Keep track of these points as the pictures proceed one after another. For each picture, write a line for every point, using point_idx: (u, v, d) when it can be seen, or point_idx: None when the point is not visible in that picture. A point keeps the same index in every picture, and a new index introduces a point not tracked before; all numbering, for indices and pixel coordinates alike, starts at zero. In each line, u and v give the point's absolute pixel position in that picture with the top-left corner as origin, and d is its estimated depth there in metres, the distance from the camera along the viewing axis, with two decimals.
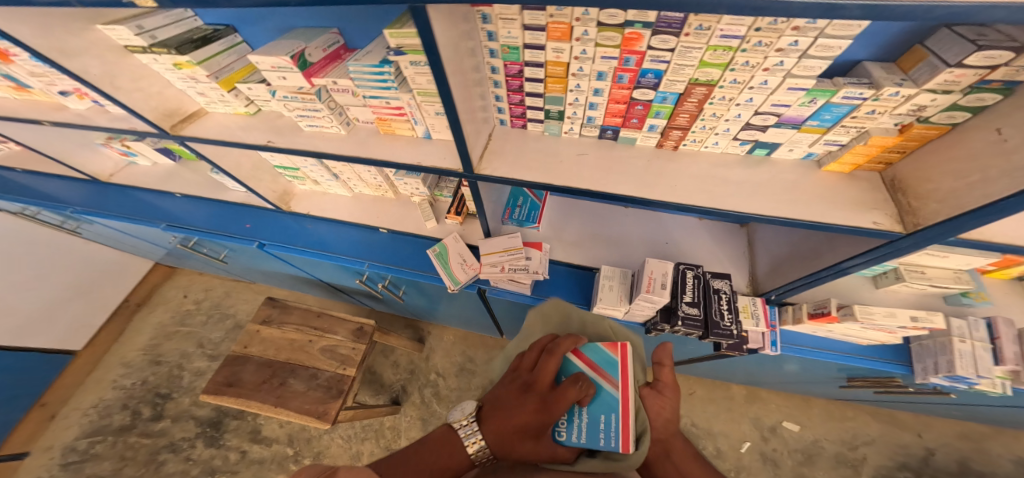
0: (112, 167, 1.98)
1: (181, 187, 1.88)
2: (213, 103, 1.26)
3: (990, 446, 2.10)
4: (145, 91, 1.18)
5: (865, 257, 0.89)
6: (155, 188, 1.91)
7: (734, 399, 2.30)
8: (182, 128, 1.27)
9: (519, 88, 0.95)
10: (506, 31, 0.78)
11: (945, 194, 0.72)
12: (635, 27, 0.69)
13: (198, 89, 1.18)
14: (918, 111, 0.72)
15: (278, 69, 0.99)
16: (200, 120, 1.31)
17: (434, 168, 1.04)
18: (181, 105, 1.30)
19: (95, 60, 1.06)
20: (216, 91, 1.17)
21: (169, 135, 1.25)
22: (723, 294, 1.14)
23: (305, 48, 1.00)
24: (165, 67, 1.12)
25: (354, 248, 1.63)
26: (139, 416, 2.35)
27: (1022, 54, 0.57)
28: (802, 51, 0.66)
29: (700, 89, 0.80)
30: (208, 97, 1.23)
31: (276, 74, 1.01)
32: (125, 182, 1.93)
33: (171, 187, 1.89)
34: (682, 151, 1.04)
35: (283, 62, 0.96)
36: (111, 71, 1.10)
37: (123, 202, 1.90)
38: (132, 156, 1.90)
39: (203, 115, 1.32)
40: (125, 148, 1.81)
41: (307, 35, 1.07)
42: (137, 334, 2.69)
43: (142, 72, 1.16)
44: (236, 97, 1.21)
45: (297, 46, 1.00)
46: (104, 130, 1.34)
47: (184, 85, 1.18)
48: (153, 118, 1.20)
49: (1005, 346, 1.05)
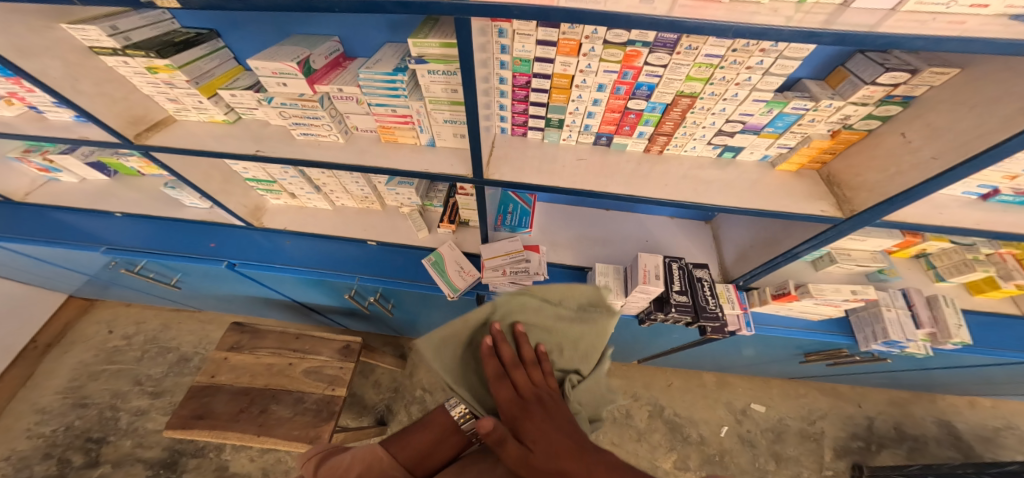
0: (27, 186, 1.75)
1: (121, 206, 1.69)
2: (183, 110, 1.18)
3: (915, 410, 2.46)
4: (109, 96, 1.07)
5: (811, 242, 1.08)
6: (85, 208, 1.69)
7: (707, 386, 2.51)
8: (148, 137, 1.15)
9: (524, 98, 1.09)
10: (521, 45, 0.93)
11: (872, 185, 0.91)
12: (636, 46, 0.86)
13: (171, 96, 1.11)
14: (845, 119, 0.92)
15: (278, 75, 0.97)
16: (169, 129, 1.21)
17: (442, 175, 1.08)
18: (148, 112, 1.19)
19: (57, 61, 0.95)
20: (193, 97, 1.10)
21: (133, 145, 1.13)
22: (705, 281, 1.34)
23: (311, 55, 0.99)
24: (135, 71, 1.03)
25: (340, 263, 1.57)
26: (69, 464, 2.06)
27: (915, 75, 0.76)
28: (765, 69, 0.85)
29: (685, 100, 0.98)
30: (179, 104, 1.16)
31: (275, 81, 0.99)
32: (41, 201, 1.70)
33: (109, 207, 1.69)
34: (666, 155, 1.20)
35: (289, 68, 0.94)
36: (73, 74, 0.99)
37: (39, 225, 1.65)
38: (54, 172, 1.69)
39: (172, 124, 1.23)
40: (46, 163, 1.61)
41: (309, 42, 1.06)
42: (53, 376, 2.33)
43: (109, 77, 1.06)
44: (216, 104, 1.13)
45: (301, 52, 0.98)
46: (36, 140, 1.19)
47: (154, 91, 1.10)
48: (116, 125, 1.07)
49: (920, 311, 1.28)
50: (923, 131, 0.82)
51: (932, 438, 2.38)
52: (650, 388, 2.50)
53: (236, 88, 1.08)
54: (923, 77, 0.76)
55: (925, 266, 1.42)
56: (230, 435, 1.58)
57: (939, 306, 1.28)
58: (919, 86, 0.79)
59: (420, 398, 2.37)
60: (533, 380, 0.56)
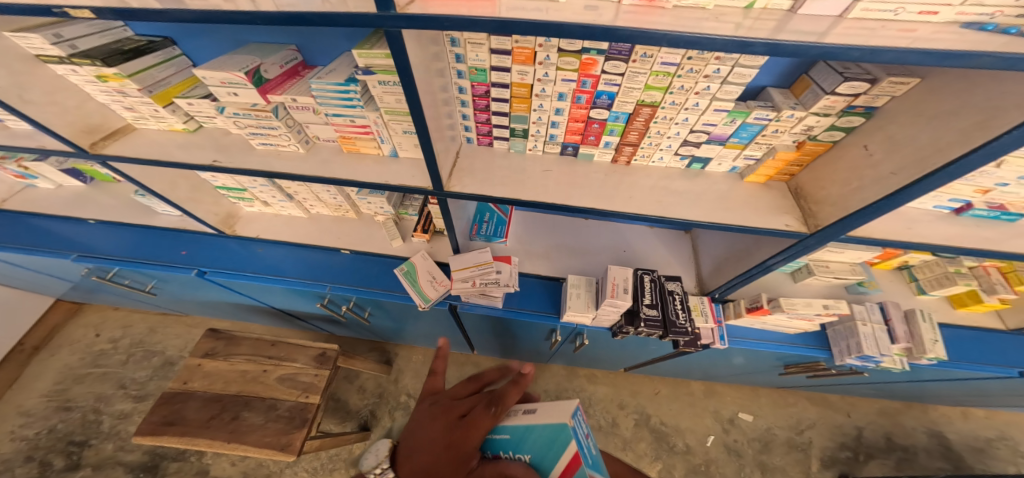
0: (4, 192, 1.72)
1: (95, 212, 1.67)
2: (142, 119, 1.15)
3: (905, 420, 2.42)
4: (60, 105, 1.05)
5: (783, 255, 1.04)
6: (60, 214, 1.67)
7: (695, 395, 2.48)
8: (105, 146, 1.12)
9: (485, 107, 1.07)
10: (474, 54, 0.92)
11: (835, 199, 0.88)
12: (591, 53, 0.84)
13: (126, 104, 1.08)
14: (808, 130, 0.89)
15: (228, 85, 0.95)
16: (127, 138, 1.18)
17: (403, 186, 1.06)
18: (105, 121, 1.16)
19: (1, 70, 0.94)
20: (148, 106, 1.06)
21: (89, 154, 1.09)
22: (677, 295, 1.32)
23: (262, 64, 0.97)
24: (85, 79, 1.01)
25: (313, 271, 1.53)
26: (51, 466, 2.05)
27: (875, 84, 0.73)
28: (723, 78, 0.81)
29: (646, 109, 0.95)
30: (137, 113, 1.12)
31: (225, 90, 0.97)
32: (20, 207, 1.68)
33: (84, 213, 1.67)
34: (634, 166, 1.18)
35: (237, 79, 0.92)
36: (20, 82, 0.97)
37: (12, 230, 1.63)
38: (32, 178, 1.67)
39: (130, 132, 1.20)
40: (23, 170, 1.60)
41: (263, 50, 1.04)
42: (38, 379, 2.32)
43: (58, 85, 1.05)
44: (173, 113, 1.10)
45: (251, 61, 0.96)
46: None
47: (108, 99, 1.06)
48: (69, 134, 1.04)
49: (896, 326, 1.25)
50: (884, 144, 0.78)
51: (922, 448, 2.34)
52: (637, 395, 2.47)
53: (192, 97, 1.03)
54: (882, 87, 0.73)
55: (908, 278, 1.38)
56: (200, 442, 1.57)
57: (916, 322, 1.24)
58: (880, 96, 0.76)
59: (404, 404, 2.36)
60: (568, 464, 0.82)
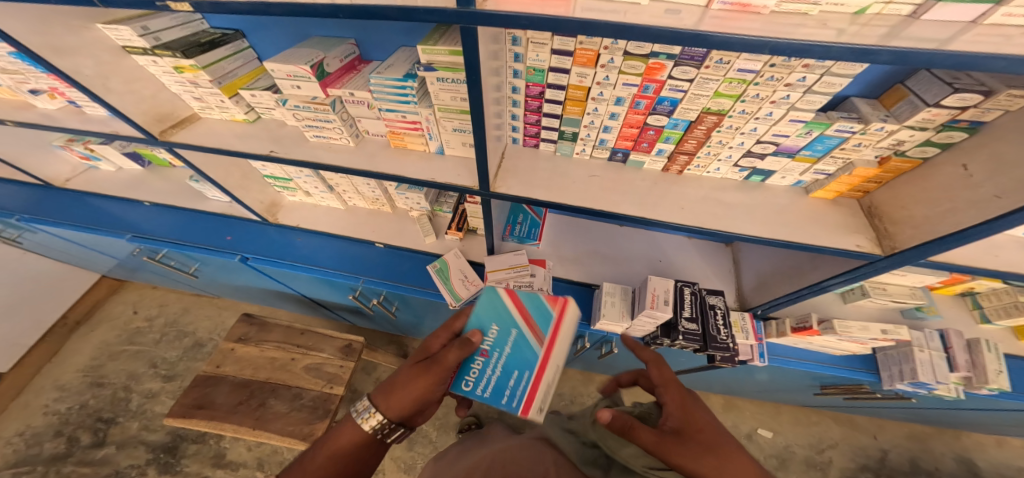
0: (69, 172, 1.76)
1: (151, 194, 1.66)
2: (208, 108, 1.14)
3: (933, 445, 2.33)
4: (138, 94, 1.04)
5: (845, 276, 1.00)
6: (118, 195, 1.67)
7: (713, 408, 2.43)
8: (174, 134, 1.11)
9: (537, 108, 1.05)
10: (535, 54, 0.89)
11: (919, 221, 0.83)
12: (659, 58, 0.80)
13: (196, 94, 1.07)
14: (896, 145, 0.83)
15: (293, 78, 0.95)
16: (194, 126, 1.17)
17: (448, 185, 1.04)
18: (174, 109, 1.15)
19: (89, 60, 0.93)
20: (215, 97, 1.06)
21: (158, 142, 1.09)
22: (718, 309, 1.28)
23: (325, 58, 0.96)
24: (164, 70, 1.01)
25: (348, 263, 1.53)
26: (78, 442, 2.11)
27: (989, 97, 0.66)
28: (807, 87, 0.77)
29: (711, 118, 0.91)
30: (204, 102, 1.12)
31: (290, 83, 0.97)
32: (82, 188, 1.70)
33: (140, 195, 1.66)
34: (687, 175, 1.14)
35: (302, 72, 0.92)
36: (105, 72, 0.97)
37: (75, 211, 1.66)
38: (95, 160, 1.69)
39: (196, 121, 1.19)
40: (88, 151, 1.61)
41: (325, 44, 1.03)
42: (77, 353, 2.40)
43: (138, 76, 1.04)
44: (237, 104, 1.09)
45: (315, 55, 0.96)
46: (72, 132, 1.16)
47: (180, 89, 1.06)
48: (142, 121, 1.04)
49: (957, 354, 1.19)
50: (987, 164, 0.73)
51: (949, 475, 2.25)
52: None
53: (256, 88, 1.03)
54: (997, 100, 0.67)
55: (971, 305, 1.32)
56: (227, 427, 1.58)
57: (980, 351, 1.18)
58: (992, 110, 0.70)
59: None
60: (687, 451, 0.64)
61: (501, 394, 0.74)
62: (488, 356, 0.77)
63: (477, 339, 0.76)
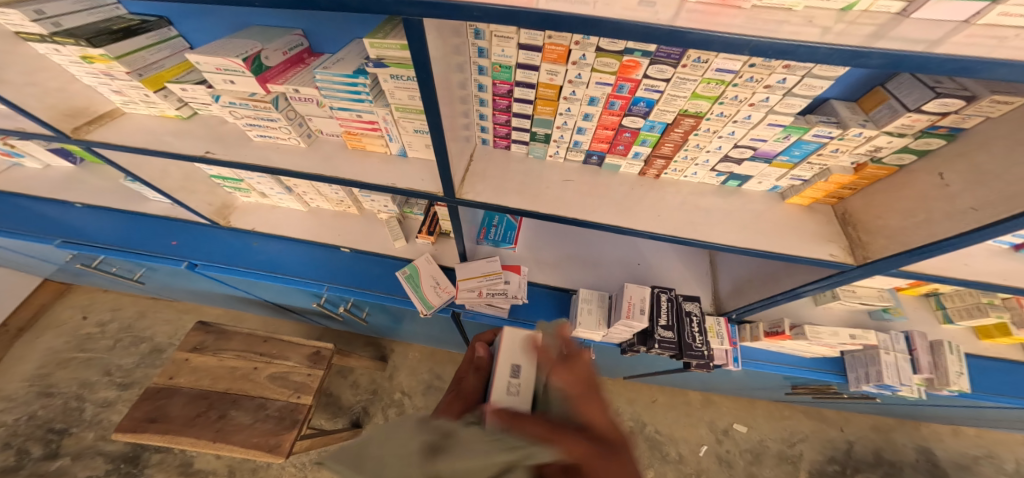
0: None
1: (85, 195, 1.51)
2: (132, 103, 1.03)
3: (895, 436, 2.43)
4: (40, 87, 0.92)
5: (818, 284, 0.99)
6: (47, 196, 1.49)
7: (691, 405, 2.46)
8: (90, 131, 1.00)
9: (506, 108, 0.98)
10: (500, 49, 0.82)
11: (893, 231, 0.81)
12: (634, 55, 0.74)
13: (114, 88, 0.95)
14: (874, 151, 0.80)
15: (224, 72, 0.85)
16: (115, 123, 1.06)
17: (409, 190, 0.96)
18: (91, 104, 1.02)
19: None
20: (138, 90, 0.94)
21: (70, 139, 0.97)
22: (694, 316, 1.26)
23: (263, 50, 0.86)
24: (71, 59, 0.88)
25: (311, 269, 1.43)
26: (27, 455, 1.97)
27: (973, 102, 0.63)
28: (787, 89, 0.73)
29: (688, 120, 0.86)
30: (126, 96, 1.00)
31: (222, 77, 0.87)
32: (6, 188, 1.52)
33: (70, 196, 1.50)
34: (663, 179, 1.10)
35: (234, 65, 0.81)
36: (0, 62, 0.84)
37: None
38: (18, 156, 1.49)
39: (118, 117, 1.07)
40: (5, 146, 1.41)
41: (265, 35, 0.93)
42: (20, 362, 2.21)
43: (44, 65, 0.91)
44: (166, 99, 0.97)
45: (252, 46, 0.86)
46: None
47: (95, 82, 0.94)
48: (47, 117, 0.91)
49: (921, 356, 1.20)
50: (964, 174, 0.71)
51: (910, 464, 2.35)
52: (633, 403, 2.45)
53: (186, 82, 0.93)
54: (979, 106, 0.64)
55: (935, 306, 1.34)
56: (184, 440, 1.49)
57: (942, 353, 1.20)
58: (972, 116, 0.67)
59: (397, 402, 2.29)
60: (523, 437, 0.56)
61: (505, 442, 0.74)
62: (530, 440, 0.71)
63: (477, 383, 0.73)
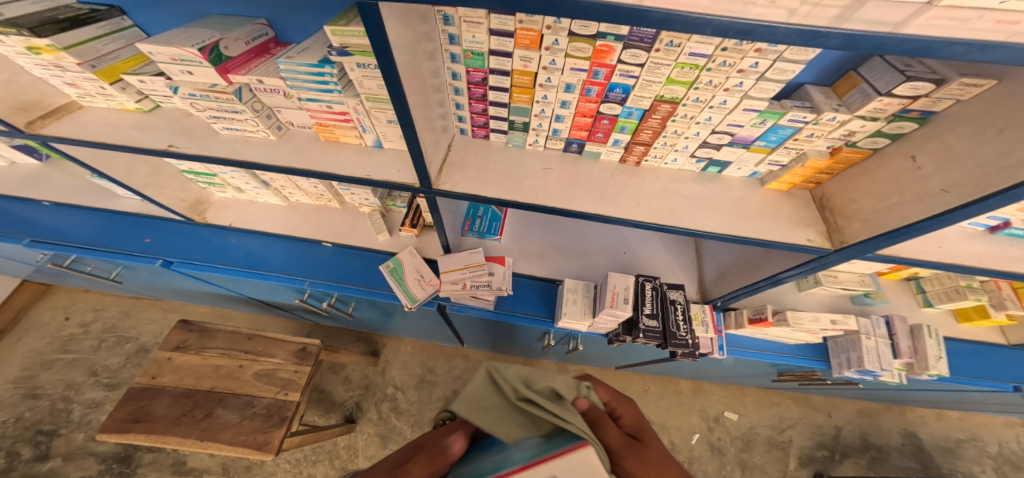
0: None
1: (53, 193, 1.47)
2: (89, 96, 0.99)
3: (882, 420, 2.47)
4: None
5: (798, 269, 0.99)
6: (12, 195, 1.45)
7: (682, 393, 2.49)
8: (46, 125, 0.96)
9: (481, 96, 0.96)
10: (471, 35, 0.79)
11: (868, 215, 0.81)
12: (607, 39, 0.72)
13: (66, 80, 0.91)
14: (848, 136, 0.80)
15: (180, 62, 0.82)
16: (73, 117, 1.02)
17: (384, 181, 0.94)
18: (44, 97, 0.99)
19: None
20: (92, 83, 0.90)
21: (25, 134, 0.94)
22: (678, 304, 1.26)
23: (221, 40, 0.83)
24: (18, 51, 0.85)
25: (292, 264, 1.41)
26: (17, 456, 1.96)
27: (942, 86, 0.63)
28: (760, 73, 0.72)
29: (665, 106, 0.85)
30: (82, 89, 0.96)
31: (177, 68, 0.84)
32: None
33: (38, 194, 1.46)
34: (644, 167, 1.08)
35: (190, 55, 0.79)
36: None
37: None
38: None
39: (76, 110, 1.04)
40: None
41: (226, 25, 0.91)
42: (3, 365, 2.18)
43: None
44: (123, 91, 0.94)
45: (209, 36, 0.83)
46: None
47: (46, 74, 0.90)
48: None
49: (901, 341, 1.21)
50: (936, 155, 0.70)
51: (895, 448, 2.40)
52: (626, 393, 2.47)
53: (144, 73, 0.90)
54: (949, 89, 0.63)
55: (915, 290, 1.35)
56: (170, 440, 1.48)
57: (922, 337, 1.21)
58: (943, 100, 0.66)
59: (390, 397, 2.29)
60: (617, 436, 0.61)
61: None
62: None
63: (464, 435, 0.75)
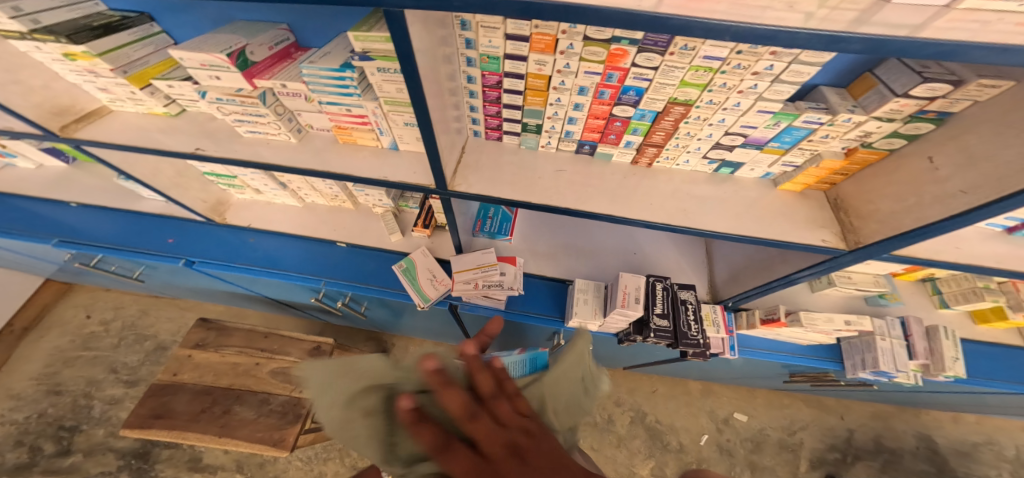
0: None
1: (78, 194, 1.51)
2: (118, 101, 1.03)
3: (896, 423, 2.43)
4: (23, 84, 0.92)
5: (812, 270, 0.99)
6: (41, 197, 1.50)
7: (691, 394, 2.48)
8: (77, 129, 1.01)
9: (496, 99, 0.98)
10: (487, 39, 0.81)
11: (884, 216, 0.81)
12: (621, 44, 0.74)
13: (98, 85, 0.95)
14: (864, 137, 0.80)
15: (208, 67, 0.85)
16: (102, 121, 1.06)
17: (401, 184, 0.97)
18: (76, 102, 1.03)
19: None
20: (122, 87, 0.94)
21: (58, 138, 0.98)
22: (690, 304, 1.27)
23: (247, 45, 0.86)
24: (52, 57, 0.88)
25: (308, 264, 1.44)
26: (41, 451, 2.02)
27: (959, 87, 0.63)
28: (775, 76, 0.72)
29: (678, 108, 0.86)
30: (112, 93, 1.00)
31: (206, 73, 0.87)
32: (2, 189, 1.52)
33: (64, 195, 1.51)
34: (656, 168, 1.09)
35: (218, 61, 0.82)
36: None
37: None
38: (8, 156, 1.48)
39: (106, 115, 1.08)
40: None
41: (249, 31, 0.94)
42: (27, 362, 2.25)
43: (26, 63, 0.92)
44: (153, 96, 0.97)
45: (235, 42, 0.86)
46: None
47: (79, 79, 0.94)
48: (32, 116, 0.92)
49: (916, 342, 1.20)
50: (953, 156, 0.70)
51: (909, 452, 2.37)
52: (634, 393, 2.47)
53: (172, 78, 0.92)
54: (967, 90, 0.63)
55: (931, 290, 1.33)
56: (190, 436, 1.52)
57: (938, 339, 1.20)
58: (961, 101, 0.66)
59: None
60: (503, 422, 0.42)
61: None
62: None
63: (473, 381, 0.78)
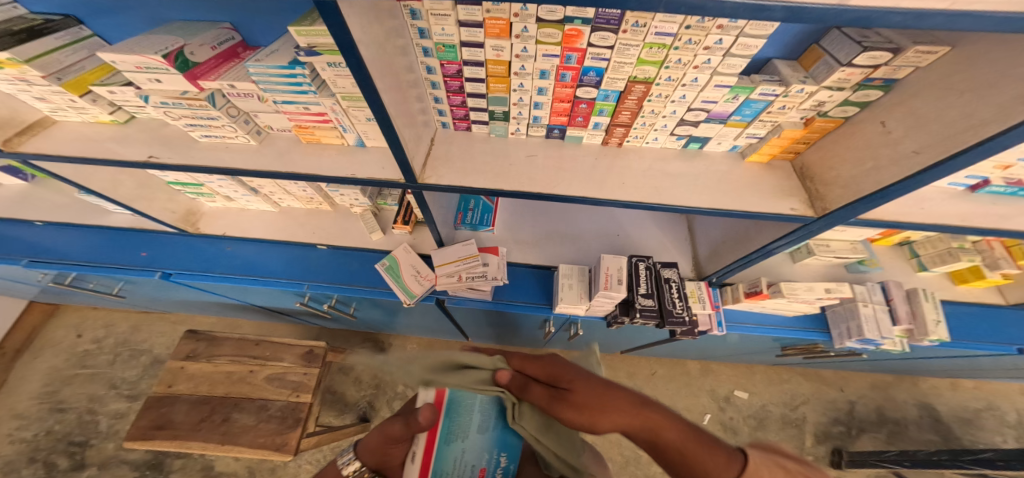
0: None
1: (42, 212, 1.51)
2: (61, 110, 1.01)
3: (896, 393, 2.45)
4: None
5: (787, 239, 0.99)
6: (4, 216, 1.49)
7: (690, 374, 2.49)
8: (22, 142, 0.99)
9: (459, 88, 0.97)
10: (440, 27, 0.79)
11: (847, 181, 0.80)
12: (575, 24, 0.72)
13: (34, 94, 0.92)
14: (819, 106, 0.79)
15: (145, 70, 0.83)
16: (49, 132, 1.04)
17: (370, 179, 0.96)
18: (16, 114, 1.01)
19: None
20: (61, 96, 0.91)
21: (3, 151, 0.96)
22: (673, 282, 1.27)
23: (186, 46, 0.84)
24: None
25: (289, 268, 1.43)
26: (55, 467, 2.04)
27: (898, 54, 0.63)
28: (725, 49, 0.72)
29: (639, 87, 0.85)
30: (52, 103, 0.98)
31: (145, 76, 0.86)
32: None
33: (29, 214, 1.51)
34: (626, 147, 1.08)
35: (155, 62, 0.80)
36: None
37: None
38: None
39: (50, 125, 1.06)
40: None
41: (189, 31, 0.93)
42: (24, 383, 2.26)
43: None
44: (95, 103, 0.96)
45: (174, 43, 0.84)
46: None
47: (14, 89, 0.91)
48: None
49: (898, 306, 1.21)
50: (904, 120, 0.70)
51: (912, 421, 2.39)
52: (634, 377, 2.48)
53: (112, 84, 0.92)
54: (906, 56, 0.64)
55: (909, 254, 1.34)
56: (193, 445, 1.54)
57: (918, 301, 1.21)
58: (902, 68, 0.67)
59: (401, 393, 2.35)
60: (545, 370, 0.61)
61: (453, 467, 0.58)
62: (484, 464, 0.59)
63: (425, 418, 0.57)
